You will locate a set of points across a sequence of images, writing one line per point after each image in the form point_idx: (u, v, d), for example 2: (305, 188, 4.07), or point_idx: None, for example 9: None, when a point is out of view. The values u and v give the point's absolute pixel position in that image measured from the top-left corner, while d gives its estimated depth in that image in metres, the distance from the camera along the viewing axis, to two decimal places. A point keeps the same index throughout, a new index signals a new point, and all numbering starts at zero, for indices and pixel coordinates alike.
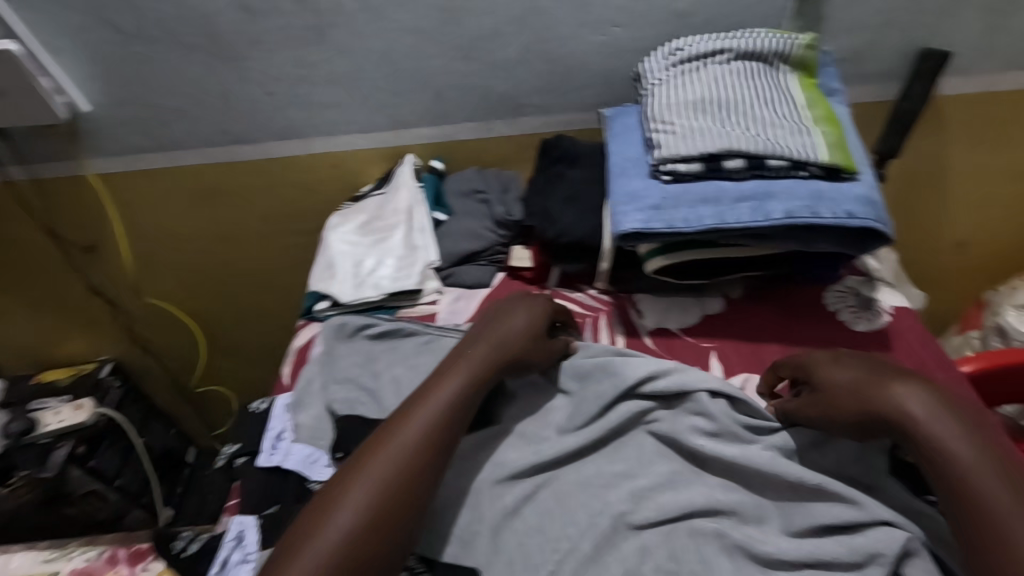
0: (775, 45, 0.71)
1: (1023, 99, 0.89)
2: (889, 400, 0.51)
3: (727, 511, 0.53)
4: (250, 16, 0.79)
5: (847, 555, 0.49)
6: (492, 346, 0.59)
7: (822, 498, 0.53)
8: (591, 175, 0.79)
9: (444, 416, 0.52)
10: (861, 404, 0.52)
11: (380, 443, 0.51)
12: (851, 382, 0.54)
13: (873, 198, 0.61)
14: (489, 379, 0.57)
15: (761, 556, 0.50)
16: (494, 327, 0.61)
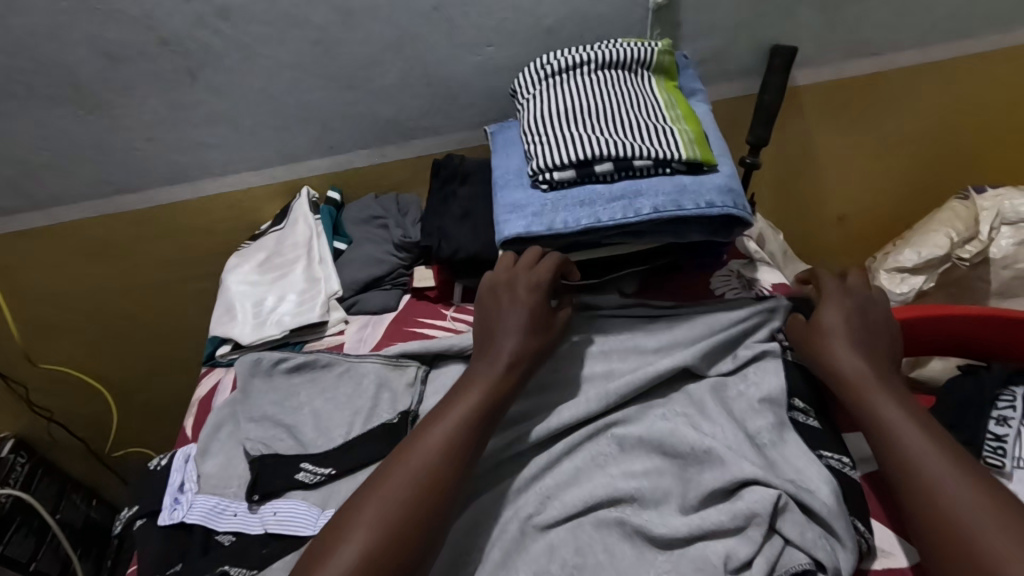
0: (636, 52, 0.75)
1: (869, 82, 0.98)
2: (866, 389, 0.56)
3: (627, 499, 0.55)
4: (114, 63, 0.77)
5: (729, 520, 0.52)
6: (513, 340, 0.59)
7: (709, 466, 0.56)
8: (482, 191, 0.81)
9: (455, 433, 0.52)
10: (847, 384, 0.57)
11: (399, 458, 0.52)
12: (832, 342, 0.60)
13: (732, 186, 0.65)
14: (505, 379, 0.57)
15: (657, 537, 0.53)
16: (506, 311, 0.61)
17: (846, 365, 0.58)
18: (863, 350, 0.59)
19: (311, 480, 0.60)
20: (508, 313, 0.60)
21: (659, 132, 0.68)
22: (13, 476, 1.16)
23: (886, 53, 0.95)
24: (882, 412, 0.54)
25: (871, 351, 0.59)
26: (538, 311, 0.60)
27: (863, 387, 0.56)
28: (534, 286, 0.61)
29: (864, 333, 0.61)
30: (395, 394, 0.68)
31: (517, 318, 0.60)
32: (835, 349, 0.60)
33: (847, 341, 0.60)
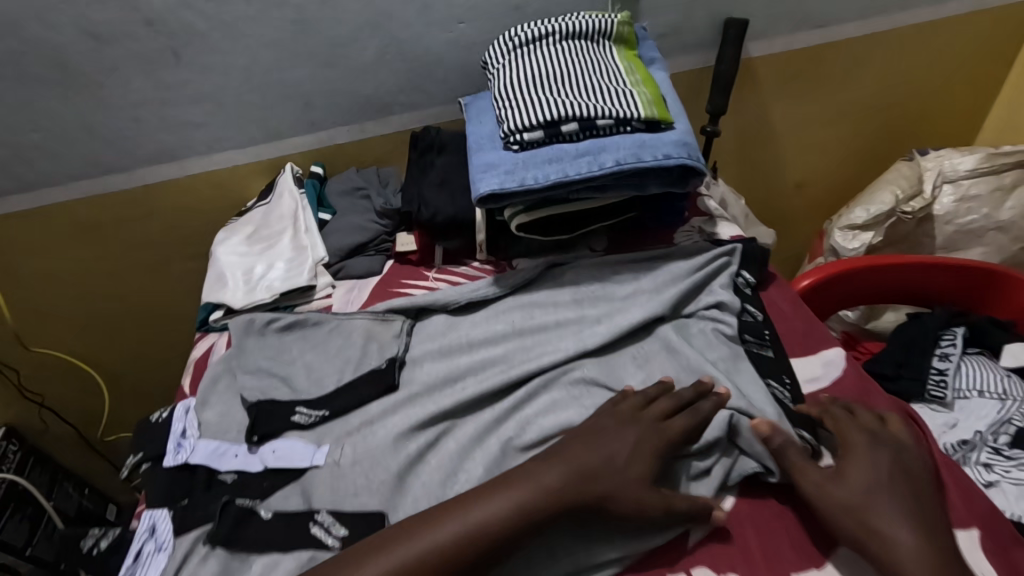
0: (596, 23, 0.81)
1: (817, 53, 1.05)
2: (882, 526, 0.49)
3: None
4: (100, 43, 0.80)
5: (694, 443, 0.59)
6: (586, 459, 0.54)
7: None
8: (458, 159, 0.86)
9: (466, 533, 0.49)
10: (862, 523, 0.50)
11: (401, 533, 0.51)
12: (862, 498, 0.51)
13: (687, 140, 0.71)
14: (551, 515, 0.51)
15: None
16: (587, 450, 0.54)
17: (880, 524, 0.50)
18: (898, 499, 0.51)
19: (306, 420, 0.65)
20: (582, 446, 0.55)
21: (620, 94, 0.74)
22: (6, 462, 1.17)
23: (832, 26, 1.02)
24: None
25: (912, 505, 0.51)
26: (635, 464, 0.54)
27: (889, 535, 0.49)
28: (643, 433, 0.55)
29: (901, 486, 0.52)
30: (383, 344, 0.73)
31: (605, 441, 0.55)
32: (871, 508, 0.50)
33: (877, 492, 0.51)
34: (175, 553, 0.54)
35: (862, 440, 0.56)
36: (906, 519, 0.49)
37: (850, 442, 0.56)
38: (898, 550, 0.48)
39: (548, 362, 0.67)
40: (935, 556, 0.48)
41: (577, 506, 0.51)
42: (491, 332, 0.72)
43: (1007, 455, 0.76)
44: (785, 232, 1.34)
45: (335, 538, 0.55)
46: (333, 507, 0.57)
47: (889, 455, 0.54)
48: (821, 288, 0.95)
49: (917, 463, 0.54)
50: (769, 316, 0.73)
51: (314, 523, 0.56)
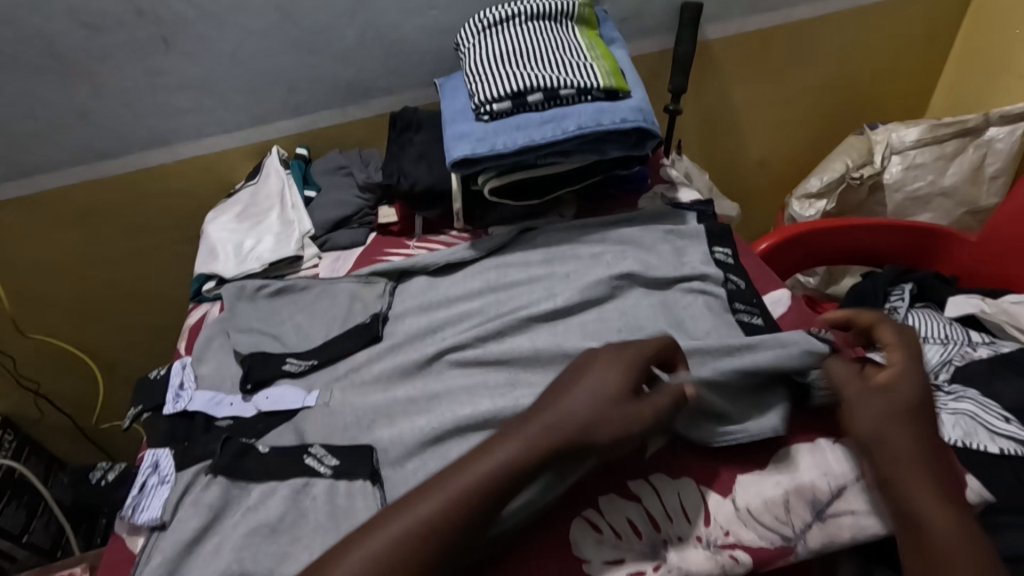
0: (559, 4, 0.87)
1: (771, 34, 1.12)
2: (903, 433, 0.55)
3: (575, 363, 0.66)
4: (94, 32, 0.85)
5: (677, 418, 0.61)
6: (565, 403, 0.54)
7: None
8: (434, 136, 0.91)
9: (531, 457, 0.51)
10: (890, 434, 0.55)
11: (471, 456, 0.52)
12: (890, 413, 0.56)
13: (643, 107, 0.78)
14: (549, 460, 0.52)
15: None
16: (564, 395, 0.55)
17: (903, 442, 0.54)
18: (924, 425, 0.56)
19: (297, 369, 0.70)
20: (567, 387, 0.56)
21: (581, 67, 0.80)
22: (2, 450, 1.21)
23: (782, 9, 1.10)
24: (915, 493, 0.52)
25: (929, 431, 0.56)
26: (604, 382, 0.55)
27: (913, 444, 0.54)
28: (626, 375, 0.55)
29: (926, 414, 0.56)
30: (367, 303, 0.78)
31: (592, 387, 0.55)
32: (894, 424, 0.55)
33: (906, 408, 0.56)
34: (175, 484, 0.58)
35: (912, 368, 0.59)
36: (919, 438, 0.55)
37: (898, 366, 0.60)
38: (905, 463, 0.53)
39: (522, 314, 0.72)
40: (933, 474, 0.53)
41: (579, 447, 0.52)
42: (467, 290, 0.78)
43: (947, 390, 0.81)
44: (749, 207, 1.42)
45: (327, 467, 0.59)
46: (324, 441, 0.62)
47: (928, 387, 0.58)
48: (779, 250, 1.01)
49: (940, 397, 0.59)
50: (750, 283, 0.76)
51: (307, 455, 0.60)
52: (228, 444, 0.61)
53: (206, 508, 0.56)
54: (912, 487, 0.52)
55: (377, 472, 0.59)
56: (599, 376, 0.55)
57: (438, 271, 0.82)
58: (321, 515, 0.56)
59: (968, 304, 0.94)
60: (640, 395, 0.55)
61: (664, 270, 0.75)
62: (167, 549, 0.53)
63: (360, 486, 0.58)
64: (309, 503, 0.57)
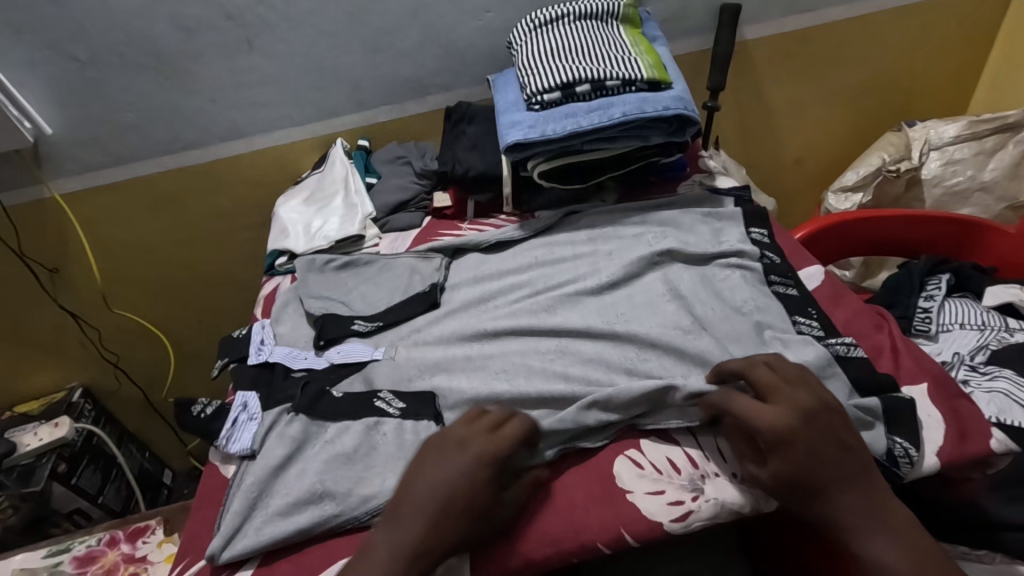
0: (606, 5, 0.94)
1: (808, 34, 1.17)
2: (795, 474, 0.53)
3: (619, 328, 0.71)
4: (189, 34, 0.96)
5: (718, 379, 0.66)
6: (426, 485, 0.55)
7: (694, 341, 0.69)
8: (486, 127, 0.98)
9: (405, 543, 0.53)
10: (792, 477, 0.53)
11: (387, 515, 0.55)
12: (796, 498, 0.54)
13: (684, 96, 0.83)
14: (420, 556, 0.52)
15: (639, 358, 0.68)
16: (421, 479, 0.56)
17: (831, 508, 0.53)
18: (839, 478, 0.53)
19: (364, 329, 0.78)
20: (418, 470, 0.57)
21: (625, 61, 0.86)
22: (83, 417, 1.33)
23: (820, 9, 1.14)
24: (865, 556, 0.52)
25: (852, 478, 0.54)
26: (453, 466, 0.56)
27: (806, 482, 0.53)
28: (478, 455, 0.56)
29: (833, 465, 0.54)
30: (425, 275, 0.84)
31: (442, 472, 0.56)
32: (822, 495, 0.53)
33: (810, 481, 0.53)
34: (264, 422, 0.66)
35: (795, 433, 0.54)
36: (854, 496, 0.53)
37: (772, 439, 0.54)
38: (843, 526, 0.53)
39: (568, 288, 0.79)
40: (867, 525, 0.53)
41: (437, 542, 0.53)
42: (521, 261, 0.84)
43: (982, 371, 0.82)
44: (784, 204, 1.45)
45: (395, 408, 0.66)
46: (394, 387, 0.69)
47: (814, 440, 0.54)
48: (814, 238, 1.05)
49: (832, 426, 0.55)
50: (785, 259, 0.80)
51: (378, 399, 0.67)
52: (308, 392, 0.68)
53: (290, 439, 0.64)
54: (827, 512, 0.53)
55: (439, 414, 0.66)
56: (449, 456, 0.57)
57: (491, 248, 0.89)
58: (392, 447, 0.63)
59: (1007, 294, 0.94)
60: (467, 471, 0.56)
61: (703, 247, 0.80)
62: (258, 471, 0.61)
63: (426, 426, 0.65)
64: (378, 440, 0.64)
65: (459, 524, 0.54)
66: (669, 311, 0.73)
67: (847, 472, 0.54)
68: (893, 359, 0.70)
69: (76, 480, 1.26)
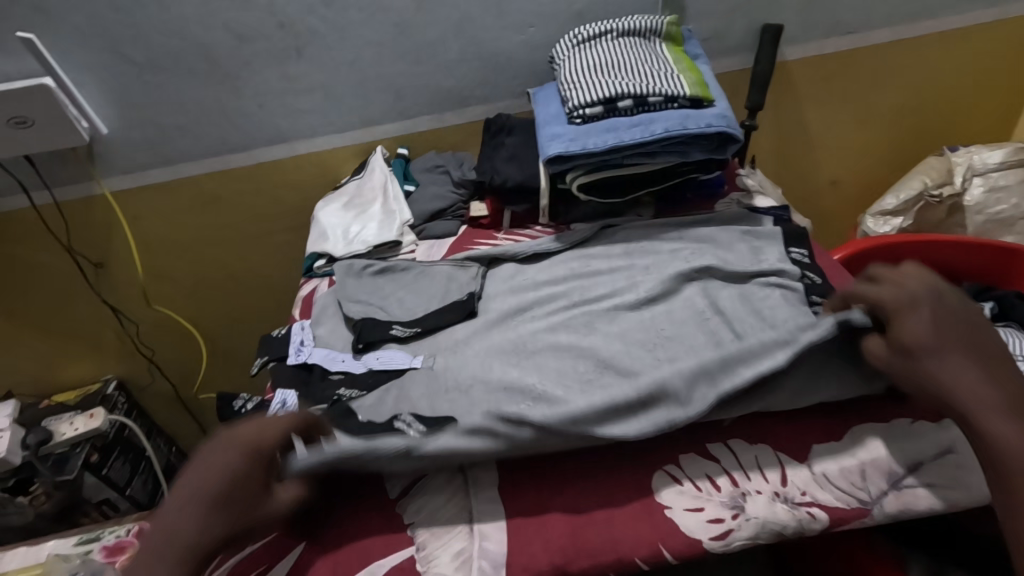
0: (649, 23, 0.95)
1: (849, 56, 1.16)
2: (914, 338, 0.55)
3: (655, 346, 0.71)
4: (241, 42, 1.00)
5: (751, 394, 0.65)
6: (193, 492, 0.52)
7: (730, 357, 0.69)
8: (525, 139, 0.99)
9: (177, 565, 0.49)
10: (914, 341, 0.55)
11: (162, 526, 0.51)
12: (912, 361, 0.55)
13: (726, 114, 0.84)
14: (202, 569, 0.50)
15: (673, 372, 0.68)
16: (190, 485, 0.52)
17: (958, 382, 0.53)
18: (967, 346, 0.54)
19: (402, 334, 0.79)
20: (191, 475, 0.53)
21: (667, 78, 0.87)
22: (117, 409, 1.36)
23: (862, 32, 1.13)
24: (985, 423, 0.51)
25: (976, 353, 0.54)
26: (225, 467, 0.53)
27: (925, 347, 0.55)
28: (247, 454, 0.54)
29: (962, 333, 0.55)
30: (462, 283, 0.85)
31: (208, 472, 0.53)
32: (945, 362, 0.54)
33: (939, 354, 0.54)
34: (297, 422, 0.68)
35: (920, 302, 0.57)
36: (978, 367, 0.53)
37: (894, 306, 0.58)
38: (966, 395, 0.52)
39: (604, 305, 0.78)
40: (995, 397, 0.52)
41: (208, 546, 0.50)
42: (559, 270, 0.85)
43: None
44: (819, 228, 1.43)
45: (416, 430, 0.63)
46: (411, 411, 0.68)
47: (944, 310, 0.56)
48: (853, 261, 1.03)
49: (965, 310, 0.57)
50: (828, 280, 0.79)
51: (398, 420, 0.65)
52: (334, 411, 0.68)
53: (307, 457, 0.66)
54: (950, 378, 0.53)
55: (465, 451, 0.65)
56: (225, 453, 0.54)
57: (527, 258, 0.89)
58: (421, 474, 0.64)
59: None
60: (236, 469, 0.53)
61: (742, 265, 0.80)
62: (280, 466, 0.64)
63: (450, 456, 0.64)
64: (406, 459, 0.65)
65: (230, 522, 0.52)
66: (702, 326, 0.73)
67: (978, 344, 0.54)
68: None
69: (107, 470, 1.29)
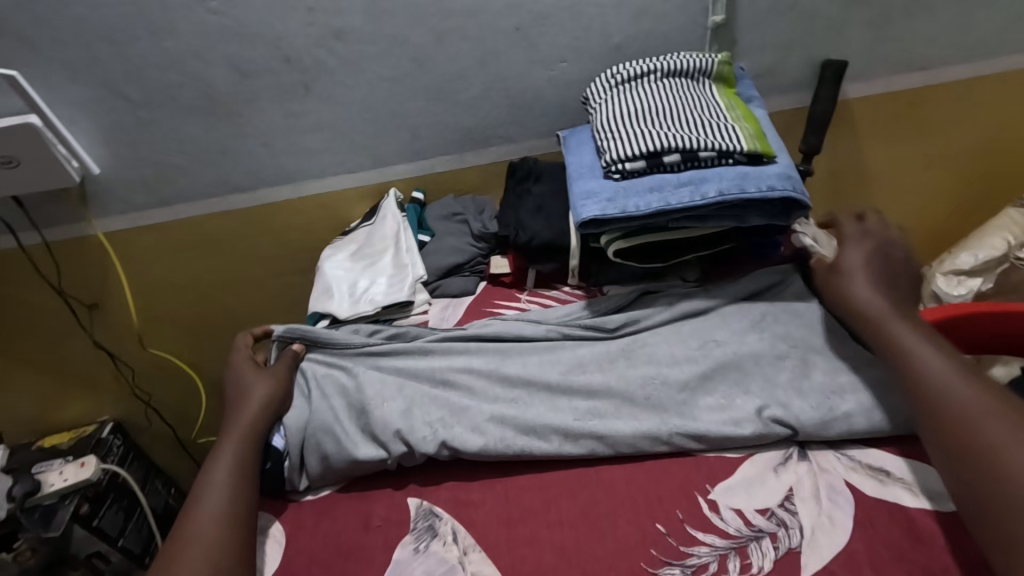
0: (698, 62, 0.83)
1: (919, 93, 1.03)
2: (843, 257, 0.70)
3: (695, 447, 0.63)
4: (244, 76, 0.91)
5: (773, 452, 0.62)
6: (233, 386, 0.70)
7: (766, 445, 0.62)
8: (554, 188, 0.88)
9: (249, 418, 0.65)
10: (847, 263, 0.70)
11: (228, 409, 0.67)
12: (836, 277, 0.70)
13: (791, 174, 0.72)
14: (262, 423, 0.66)
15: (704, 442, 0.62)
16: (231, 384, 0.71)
17: (878, 299, 0.65)
18: (887, 274, 0.68)
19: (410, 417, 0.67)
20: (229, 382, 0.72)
21: (722, 128, 0.75)
22: (111, 455, 1.28)
23: (936, 68, 1.01)
24: (884, 323, 0.63)
25: (891, 282, 0.67)
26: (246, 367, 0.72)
27: (846, 267, 0.70)
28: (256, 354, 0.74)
29: (885, 265, 0.69)
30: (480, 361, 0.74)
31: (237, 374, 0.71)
32: (856, 277, 0.68)
33: (870, 281, 0.67)
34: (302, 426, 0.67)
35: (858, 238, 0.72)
36: (882, 289, 0.66)
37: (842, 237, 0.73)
38: (874, 307, 0.65)
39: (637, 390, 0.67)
40: (893, 308, 0.64)
41: (266, 406, 0.67)
42: (589, 352, 0.73)
43: None
44: None
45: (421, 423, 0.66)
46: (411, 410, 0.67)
47: (880, 249, 0.70)
48: None
49: (904, 258, 0.70)
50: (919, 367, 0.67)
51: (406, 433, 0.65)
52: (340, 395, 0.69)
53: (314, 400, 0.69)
54: (860, 289, 0.67)
55: None
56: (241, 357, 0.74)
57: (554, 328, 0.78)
58: None
59: None
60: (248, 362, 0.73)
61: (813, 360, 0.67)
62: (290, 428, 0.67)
63: None
64: (398, 390, 0.69)
65: (264, 385, 0.68)
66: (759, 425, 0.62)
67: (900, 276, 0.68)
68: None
69: (98, 521, 1.21)
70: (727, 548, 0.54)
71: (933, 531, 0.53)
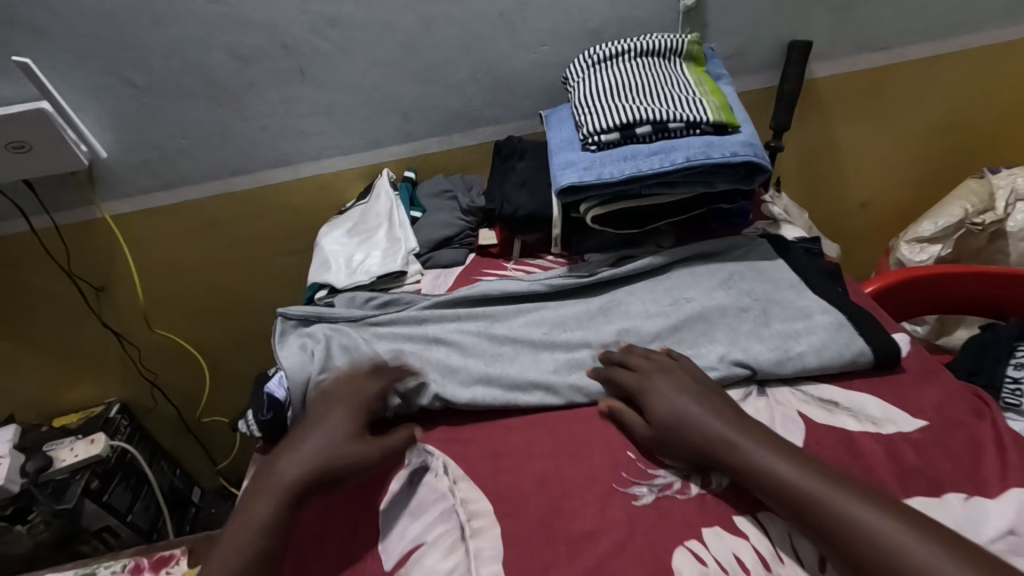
0: (670, 42, 0.89)
1: (883, 72, 1.09)
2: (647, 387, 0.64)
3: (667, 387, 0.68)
4: (244, 63, 0.96)
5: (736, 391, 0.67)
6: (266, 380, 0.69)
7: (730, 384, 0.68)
8: (537, 164, 0.94)
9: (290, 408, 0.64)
10: (650, 391, 0.64)
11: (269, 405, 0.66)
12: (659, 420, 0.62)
13: (753, 141, 0.78)
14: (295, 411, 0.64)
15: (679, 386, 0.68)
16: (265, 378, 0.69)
17: (707, 428, 0.59)
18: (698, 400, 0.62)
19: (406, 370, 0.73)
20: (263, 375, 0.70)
21: (690, 102, 0.81)
22: (119, 434, 1.33)
23: (896, 48, 1.07)
24: (733, 453, 0.57)
25: (728, 413, 0.61)
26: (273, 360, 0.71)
27: (669, 389, 0.63)
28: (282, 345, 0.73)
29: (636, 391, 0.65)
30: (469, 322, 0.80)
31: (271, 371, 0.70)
32: (687, 409, 0.61)
33: (709, 412, 0.60)
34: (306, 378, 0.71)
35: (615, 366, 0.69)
36: (722, 416, 0.60)
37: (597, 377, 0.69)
38: (715, 441, 0.58)
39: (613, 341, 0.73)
40: (745, 434, 0.58)
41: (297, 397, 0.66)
42: (570, 311, 0.78)
43: None
44: (849, 249, 1.35)
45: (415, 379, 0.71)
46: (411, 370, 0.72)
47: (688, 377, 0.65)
48: (884, 296, 0.96)
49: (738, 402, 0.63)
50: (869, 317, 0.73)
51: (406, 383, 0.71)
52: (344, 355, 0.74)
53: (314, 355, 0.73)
54: (703, 418, 0.60)
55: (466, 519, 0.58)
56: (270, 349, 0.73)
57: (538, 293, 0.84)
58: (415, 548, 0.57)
59: None
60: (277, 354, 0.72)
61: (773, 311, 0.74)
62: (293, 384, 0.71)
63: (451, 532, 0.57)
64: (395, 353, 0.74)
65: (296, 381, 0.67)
66: (722, 368, 0.68)
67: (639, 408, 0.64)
68: (998, 456, 0.58)
69: (107, 496, 1.25)
70: (689, 470, 0.60)
71: (873, 447, 0.59)
